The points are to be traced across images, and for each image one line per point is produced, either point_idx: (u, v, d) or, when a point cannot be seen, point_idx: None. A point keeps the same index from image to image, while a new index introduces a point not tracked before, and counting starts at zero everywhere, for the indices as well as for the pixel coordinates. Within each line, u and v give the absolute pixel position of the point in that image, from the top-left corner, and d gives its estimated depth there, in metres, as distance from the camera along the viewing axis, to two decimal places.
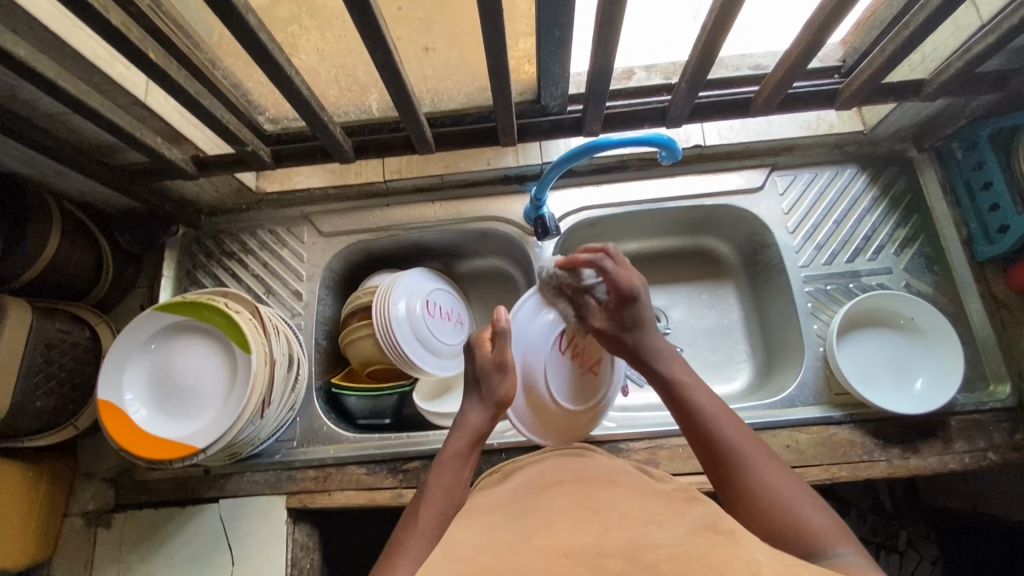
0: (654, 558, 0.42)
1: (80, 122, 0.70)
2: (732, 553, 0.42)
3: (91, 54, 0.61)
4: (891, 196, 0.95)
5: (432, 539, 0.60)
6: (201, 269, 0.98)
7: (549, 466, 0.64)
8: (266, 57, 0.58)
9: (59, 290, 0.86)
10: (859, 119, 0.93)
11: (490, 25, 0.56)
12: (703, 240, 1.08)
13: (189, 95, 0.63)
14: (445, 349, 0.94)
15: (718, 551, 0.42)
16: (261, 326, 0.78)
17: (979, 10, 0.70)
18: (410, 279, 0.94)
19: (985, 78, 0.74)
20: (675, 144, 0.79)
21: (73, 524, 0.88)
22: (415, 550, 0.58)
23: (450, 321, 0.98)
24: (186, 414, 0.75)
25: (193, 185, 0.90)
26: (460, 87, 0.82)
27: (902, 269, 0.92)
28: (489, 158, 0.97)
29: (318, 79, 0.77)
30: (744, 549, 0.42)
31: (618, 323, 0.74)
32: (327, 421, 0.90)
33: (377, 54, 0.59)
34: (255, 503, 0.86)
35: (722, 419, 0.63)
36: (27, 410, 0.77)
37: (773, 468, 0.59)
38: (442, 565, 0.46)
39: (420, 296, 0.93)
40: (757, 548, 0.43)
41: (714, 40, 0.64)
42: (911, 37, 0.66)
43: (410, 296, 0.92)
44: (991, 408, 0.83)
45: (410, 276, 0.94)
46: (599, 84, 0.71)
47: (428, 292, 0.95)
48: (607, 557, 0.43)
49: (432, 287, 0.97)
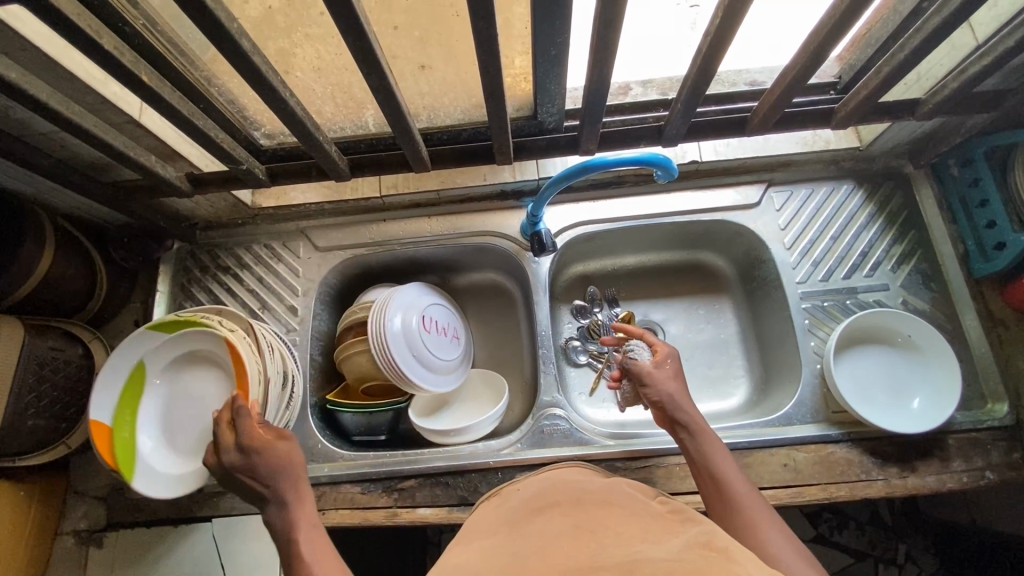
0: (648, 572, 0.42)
1: (73, 141, 0.70)
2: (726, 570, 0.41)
3: (84, 74, 0.61)
4: (887, 212, 0.95)
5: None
6: (196, 284, 0.98)
7: (544, 487, 0.63)
8: (261, 80, 0.57)
9: (53, 307, 0.85)
10: (855, 136, 0.94)
11: (487, 49, 0.56)
12: (700, 255, 1.08)
13: (184, 115, 0.63)
14: (445, 364, 0.95)
15: (712, 568, 0.41)
16: (256, 345, 0.77)
17: (974, 30, 0.71)
18: (410, 292, 0.94)
19: (981, 98, 0.75)
20: (671, 162, 0.79)
21: (63, 544, 0.87)
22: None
23: (449, 335, 0.99)
24: (194, 449, 0.77)
25: (188, 201, 0.90)
26: (457, 104, 0.82)
27: (899, 286, 0.92)
28: (486, 174, 0.97)
29: (314, 96, 0.77)
30: (738, 565, 0.42)
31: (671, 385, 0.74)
32: (322, 439, 0.90)
33: (373, 77, 0.59)
34: (248, 522, 0.85)
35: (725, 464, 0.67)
36: (18, 430, 0.76)
37: (771, 524, 0.60)
38: None
39: (417, 308, 0.94)
40: (751, 563, 0.43)
41: (710, 62, 0.64)
42: (906, 61, 0.66)
43: (410, 307, 0.93)
44: (990, 426, 0.83)
45: (410, 290, 0.95)
46: (596, 102, 0.70)
47: (428, 306, 0.96)
48: (604, 570, 0.44)
49: (432, 301, 0.98)
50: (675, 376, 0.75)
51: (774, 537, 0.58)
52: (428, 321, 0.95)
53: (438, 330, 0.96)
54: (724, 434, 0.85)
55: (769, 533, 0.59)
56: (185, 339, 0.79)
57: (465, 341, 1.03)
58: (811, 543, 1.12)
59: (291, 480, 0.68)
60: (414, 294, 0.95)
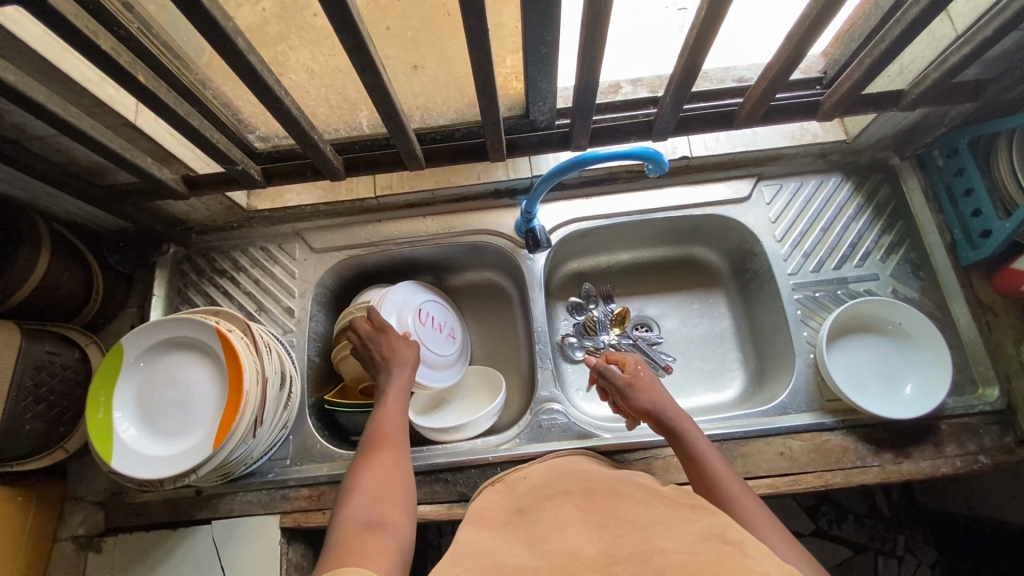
0: (663, 563, 0.43)
1: (69, 144, 0.70)
2: (741, 564, 0.41)
3: (80, 77, 0.61)
4: (876, 204, 0.96)
5: (381, 502, 0.62)
6: (193, 287, 0.98)
7: (547, 477, 0.64)
8: (256, 79, 0.58)
9: (49, 313, 0.85)
10: (841, 129, 0.95)
11: (478, 45, 0.57)
12: (693, 249, 1.09)
13: (179, 116, 0.64)
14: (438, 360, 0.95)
15: (727, 560, 0.42)
16: (253, 344, 0.78)
17: (954, 21, 0.72)
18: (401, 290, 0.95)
19: (963, 88, 0.76)
20: (662, 156, 0.80)
21: (63, 549, 0.86)
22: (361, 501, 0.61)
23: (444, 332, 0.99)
24: (179, 440, 0.74)
25: (184, 204, 0.90)
26: (449, 104, 0.83)
27: (888, 276, 0.93)
28: (480, 173, 0.98)
29: (308, 98, 0.78)
30: (752, 559, 0.42)
31: (653, 388, 0.77)
32: (321, 439, 0.90)
33: (367, 74, 0.60)
34: (248, 523, 0.85)
35: (707, 452, 0.68)
36: (16, 434, 0.76)
37: (772, 526, 0.58)
38: (449, 569, 0.47)
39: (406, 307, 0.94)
40: (766, 558, 0.43)
41: (697, 55, 0.65)
42: (886, 51, 0.67)
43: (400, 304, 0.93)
44: (981, 411, 0.84)
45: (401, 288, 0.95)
46: (586, 99, 0.71)
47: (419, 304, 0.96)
48: (618, 564, 0.44)
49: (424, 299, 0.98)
50: (652, 381, 0.78)
51: (773, 532, 0.57)
52: (421, 316, 0.95)
53: (433, 325, 0.97)
54: (720, 424, 0.86)
55: (768, 530, 0.57)
56: (152, 330, 0.77)
57: (460, 338, 1.03)
58: (810, 536, 1.12)
59: (406, 367, 0.81)
60: (405, 290, 0.96)
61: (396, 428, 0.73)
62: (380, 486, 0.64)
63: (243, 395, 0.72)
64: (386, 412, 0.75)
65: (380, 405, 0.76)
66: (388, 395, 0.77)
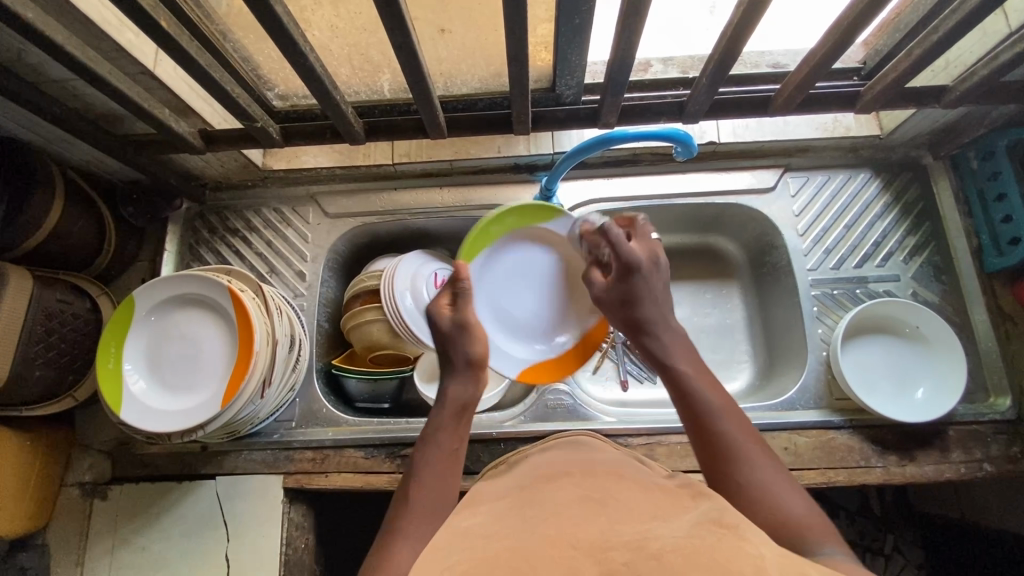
0: (659, 548, 0.42)
1: (85, 89, 0.69)
2: (741, 551, 0.41)
3: (98, 18, 0.59)
4: (902, 204, 0.94)
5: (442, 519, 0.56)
6: (204, 244, 0.98)
7: (550, 458, 0.63)
8: (280, 30, 0.56)
9: (61, 260, 0.85)
10: (875, 123, 0.92)
11: (513, 9, 0.54)
12: (711, 239, 1.07)
13: (198, 65, 0.62)
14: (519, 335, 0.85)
15: (725, 545, 0.42)
16: (264, 306, 0.77)
17: (1008, 17, 0.70)
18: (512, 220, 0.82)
19: (1010, 88, 0.73)
20: (692, 140, 0.77)
21: (69, 494, 0.87)
22: (412, 532, 0.55)
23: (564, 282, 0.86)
24: (180, 413, 0.73)
25: (199, 160, 0.89)
26: (474, 72, 0.80)
27: (909, 278, 0.91)
28: (500, 146, 0.96)
29: (330, 55, 0.76)
30: (752, 546, 0.42)
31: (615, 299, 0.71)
32: (326, 404, 0.90)
33: (396, 34, 0.58)
34: (251, 481, 0.86)
35: (724, 415, 0.60)
36: (26, 379, 0.77)
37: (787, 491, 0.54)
38: (449, 551, 0.46)
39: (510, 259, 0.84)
40: (766, 546, 0.43)
41: (742, 32, 0.61)
42: (940, 41, 0.64)
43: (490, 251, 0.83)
44: (991, 419, 0.84)
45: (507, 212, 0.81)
46: (618, 75, 0.68)
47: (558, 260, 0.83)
48: (614, 550, 0.43)
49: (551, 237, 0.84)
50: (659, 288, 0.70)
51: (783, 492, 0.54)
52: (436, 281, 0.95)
53: None
54: None
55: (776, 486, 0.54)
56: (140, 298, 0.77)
57: None
58: None
59: (472, 385, 0.68)
60: (416, 257, 0.95)
61: (452, 439, 0.64)
62: (422, 519, 0.57)
63: (253, 355, 0.72)
64: (443, 425, 0.65)
65: (425, 451, 0.63)
66: (439, 435, 0.64)
